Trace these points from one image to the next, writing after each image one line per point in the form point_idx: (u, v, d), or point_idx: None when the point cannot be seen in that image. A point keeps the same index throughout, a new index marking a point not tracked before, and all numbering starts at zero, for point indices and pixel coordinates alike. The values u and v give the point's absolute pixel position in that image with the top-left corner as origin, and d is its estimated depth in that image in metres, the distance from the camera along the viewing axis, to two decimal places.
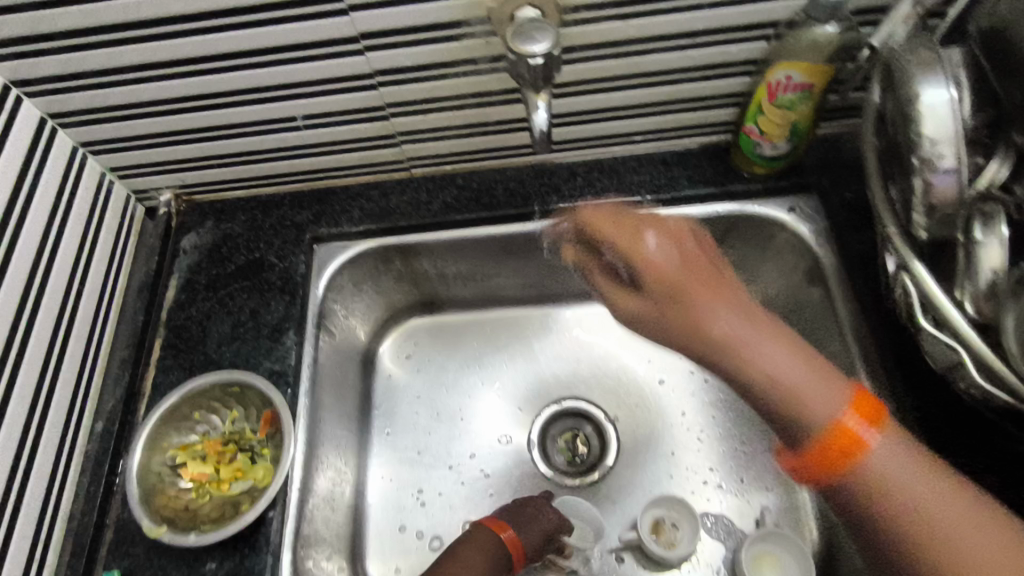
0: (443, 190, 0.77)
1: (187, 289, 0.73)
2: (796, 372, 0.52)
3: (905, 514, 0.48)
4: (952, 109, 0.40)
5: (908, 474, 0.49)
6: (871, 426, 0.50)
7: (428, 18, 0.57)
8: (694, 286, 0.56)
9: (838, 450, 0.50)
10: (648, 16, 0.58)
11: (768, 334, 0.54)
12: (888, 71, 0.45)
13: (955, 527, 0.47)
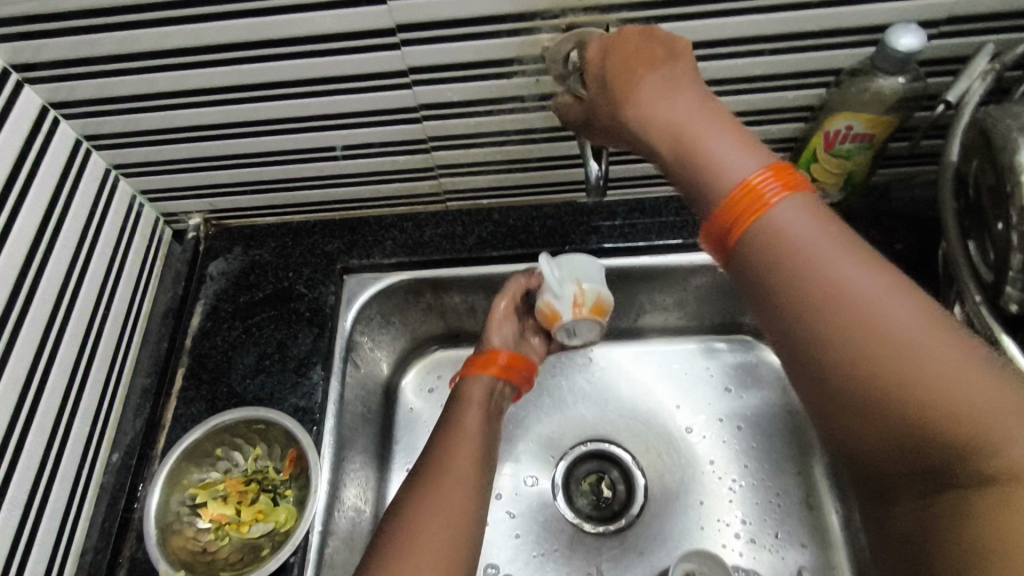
0: (478, 225, 0.75)
1: (213, 316, 0.71)
2: (721, 158, 0.44)
3: (848, 321, 0.39)
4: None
5: (861, 283, 0.39)
6: (780, 188, 0.42)
7: (479, 55, 0.56)
8: (623, 72, 0.49)
9: (737, 211, 0.43)
10: (706, 60, 0.56)
11: (694, 118, 0.45)
12: (981, 133, 0.42)
13: (924, 351, 0.37)
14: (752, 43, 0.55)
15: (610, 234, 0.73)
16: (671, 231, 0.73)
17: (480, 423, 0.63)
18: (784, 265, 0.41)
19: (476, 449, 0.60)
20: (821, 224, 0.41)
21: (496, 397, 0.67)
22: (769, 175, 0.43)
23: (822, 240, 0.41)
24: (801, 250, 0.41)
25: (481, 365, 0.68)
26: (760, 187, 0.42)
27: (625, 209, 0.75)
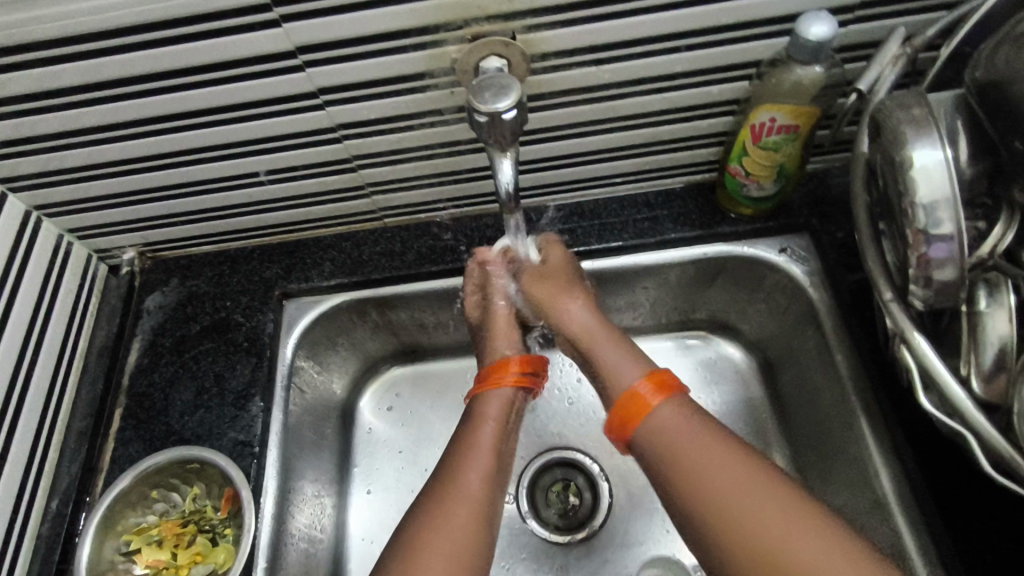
0: (417, 240, 0.73)
1: (150, 353, 0.70)
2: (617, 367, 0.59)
3: (752, 529, 0.47)
4: (945, 170, 0.37)
5: (738, 487, 0.49)
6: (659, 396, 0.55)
7: (388, 71, 0.54)
8: (552, 285, 0.64)
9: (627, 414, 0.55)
10: (621, 61, 0.54)
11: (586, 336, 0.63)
12: (877, 124, 0.42)
13: (821, 556, 0.45)
14: (667, 40, 0.53)
15: (552, 239, 0.70)
16: (612, 231, 0.70)
17: (496, 444, 0.59)
18: (681, 477, 0.51)
19: (493, 467, 0.57)
20: (695, 424, 0.53)
21: (515, 406, 0.63)
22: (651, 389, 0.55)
23: (710, 452, 0.51)
24: (694, 459, 0.51)
25: (490, 377, 0.63)
26: (647, 401, 0.55)
27: (565, 213, 0.72)
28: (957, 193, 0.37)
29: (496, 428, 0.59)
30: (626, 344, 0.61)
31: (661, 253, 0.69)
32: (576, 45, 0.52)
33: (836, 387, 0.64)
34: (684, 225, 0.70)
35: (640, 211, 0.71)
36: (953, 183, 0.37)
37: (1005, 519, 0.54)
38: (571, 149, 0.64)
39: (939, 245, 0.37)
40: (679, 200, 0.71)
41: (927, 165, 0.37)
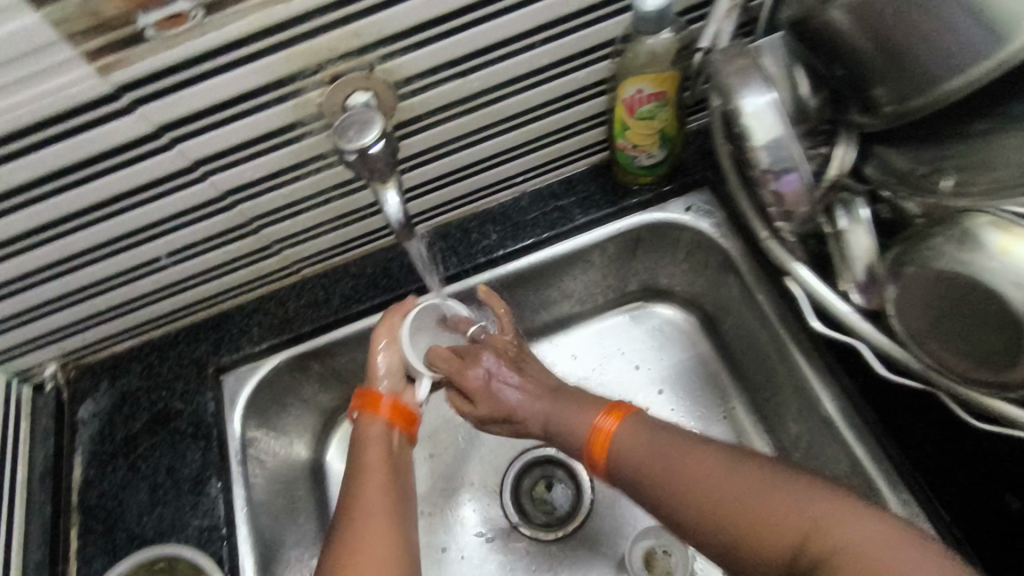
0: (339, 282, 0.73)
1: (95, 462, 0.68)
2: (564, 417, 0.62)
3: (726, 501, 0.51)
4: (772, 111, 0.41)
5: (705, 479, 0.53)
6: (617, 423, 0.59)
7: (259, 128, 0.54)
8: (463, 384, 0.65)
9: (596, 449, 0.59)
10: (484, 68, 0.55)
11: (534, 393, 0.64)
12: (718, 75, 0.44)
13: (764, 498, 0.50)
14: (521, 40, 0.54)
15: (468, 251, 0.71)
16: (525, 229, 0.71)
17: (388, 460, 0.61)
18: (652, 476, 0.55)
19: (393, 482, 0.60)
20: (654, 437, 0.57)
21: (399, 437, 0.64)
22: (606, 419, 0.60)
23: (677, 453, 0.55)
24: (658, 464, 0.55)
25: (366, 404, 0.63)
26: (606, 428, 0.59)
27: (476, 222, 0.73)
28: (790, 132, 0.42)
29: (385, 447, 0.62)
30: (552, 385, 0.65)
31: (578, 240, 0.71)
32: (435, 64, 0.53)
33: (766, 328, 0.66)
34: (592, 207, 0.71)
35: (546, 204, 0.72)
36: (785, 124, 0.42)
37: (937, 406, 0.56)
38: (463, 162, 0.65)
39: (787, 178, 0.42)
40: (581, 184, 0.73)
41: (754, 111, 0.42)
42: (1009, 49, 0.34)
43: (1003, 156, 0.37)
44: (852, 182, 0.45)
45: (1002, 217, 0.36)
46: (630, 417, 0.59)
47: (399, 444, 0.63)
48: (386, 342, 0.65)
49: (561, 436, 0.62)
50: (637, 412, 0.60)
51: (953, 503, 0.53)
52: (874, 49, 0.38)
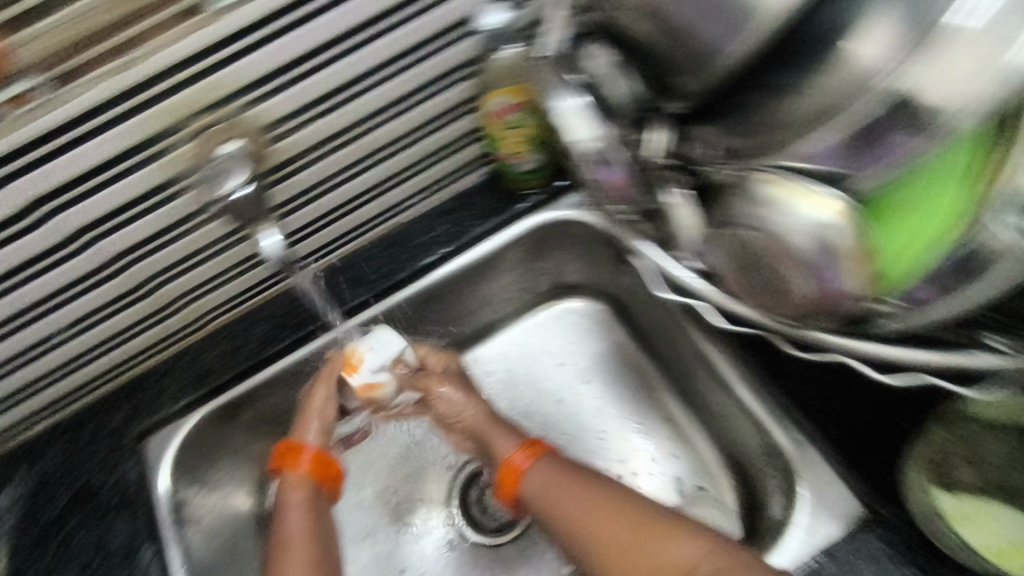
0: (251, 328, 0.72)
1: (19, 552, 0.65)
2: (492, 435, 0.70)
3: (620, 535, 0.58)
4: (590, 110, 0.44)
5: (606, 521, 0.59)
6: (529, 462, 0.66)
7: (133, 190, 0.53)
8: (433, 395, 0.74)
9: (507, 483, 0.67)
10: (350, 101, 0.57)
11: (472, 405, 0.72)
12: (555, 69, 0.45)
13: (660, 538, 0.56)
14: (380, 72, 0.57)
15: (373, 278, 0.73)
16: (426, 248, 0.74)
17: (313, 529, 0.64)
18: (551, 510, 0.62)
19: (316, 549, 0.63)
20: (560, 474, 0.64)
21: (319, 496, 0.68)
22: (523, 455, 0.67)
23: (576, 492, 0.62)
24: (558, 500, 0.62)
25: (288, 460, 0.69)
26: (520, 463, 0.67)
27: (377, 248, 0.74)
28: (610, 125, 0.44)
29: (309, 512, 0.65)
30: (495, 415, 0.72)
31: (474, 250, 0.74)
32: (300, 105, 0.55)
33: (668, 305, 0.70)
34: (486, 217, 0.74)
35: (442, 221, 0.75)
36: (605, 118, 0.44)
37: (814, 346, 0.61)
38: (351, 193, 0.66)
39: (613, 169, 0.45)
40: (473, 197, 0.75)
41: (577, 110, 0.44)
42: (774, 10, 0.34)
43: (777, 119, 0.36)
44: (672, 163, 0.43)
45: (774, 173, 0.35)
46: (542, 457, 0.66)
47: (320, 500, 0.67)
48: (327, 387, 0.70)
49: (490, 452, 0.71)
50: (549, 451, 0.67)
51: (837, 436, 0.57)
52: (659, 37, 0.38)
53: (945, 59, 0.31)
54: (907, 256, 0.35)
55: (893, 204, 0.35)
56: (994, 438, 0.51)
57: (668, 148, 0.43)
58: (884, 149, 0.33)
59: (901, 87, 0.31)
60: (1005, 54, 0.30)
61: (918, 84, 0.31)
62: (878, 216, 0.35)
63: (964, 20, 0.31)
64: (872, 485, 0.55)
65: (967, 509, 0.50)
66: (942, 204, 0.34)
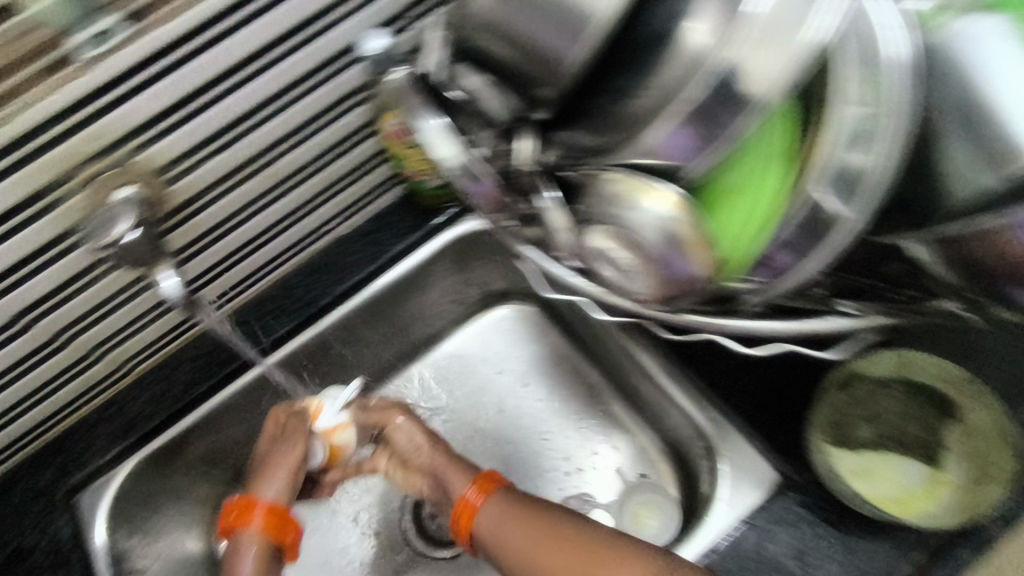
0: (176, 370, 0.72)
1: None
2: (445, 474, 0.67)
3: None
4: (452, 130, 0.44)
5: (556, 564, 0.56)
6: (482, 498, 0.63)
7: (22, 246, 0.50)
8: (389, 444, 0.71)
9: (461, 521, 0.64)
10: (244, 136, 0.57)
11: (429, 445, 0.69)
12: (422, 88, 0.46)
13: None
14: (270, 105, 0.57)
15: (295, 306, 0.74)
16: (347, 271, 0.75)
17: None
18: (503, 545, 0.59)
19: None
20: (514, 509, 0.61)
21: (274, 558, 0.61)
22: (475, 492, 0.64)
23: (529, 527, 0.59)
24: (511, 534, 0.59)
25: (243, 515, 0.62)
26: (473, 503, 0.63)
27: (298, 277, 0.74)
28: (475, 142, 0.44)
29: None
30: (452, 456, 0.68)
31: (396, 269, 0.75)
32: (193, 144, 0.54)
33: None
34: (403, 235, 0.76)
35: (360, 243, 0.76)
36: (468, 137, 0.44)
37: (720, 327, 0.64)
38: (262, 226, 0.65)
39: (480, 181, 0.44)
40: (388, 217, 0.76)
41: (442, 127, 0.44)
42: (605, 14, 0.36)
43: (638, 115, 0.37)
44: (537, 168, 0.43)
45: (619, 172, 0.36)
46: (496, 491, 0.64)
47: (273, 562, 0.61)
48: (297, 439, 0.66)
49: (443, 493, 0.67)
50: (504, 484, 0.64)
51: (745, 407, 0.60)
52: (509, 46, 0.39)
53: (744, 41, 0.32)
54: (746, 231, 0.36)
55: (722, 187, 0.36)
56: (890, 395, 0.55)
57: (534, 154, 0.43)
58: (712, 128, 0.33)
59: (711, 70, 0.33)
60: (796, 36, 0.32)
61: (728, 65, 0.32)
62: (708, 202, 0.36)
63: (756, 6, 0.33)
64: (779, 451, 0.58)
65: (872, 463, 0.53)
66: (764, 178, 0.36)
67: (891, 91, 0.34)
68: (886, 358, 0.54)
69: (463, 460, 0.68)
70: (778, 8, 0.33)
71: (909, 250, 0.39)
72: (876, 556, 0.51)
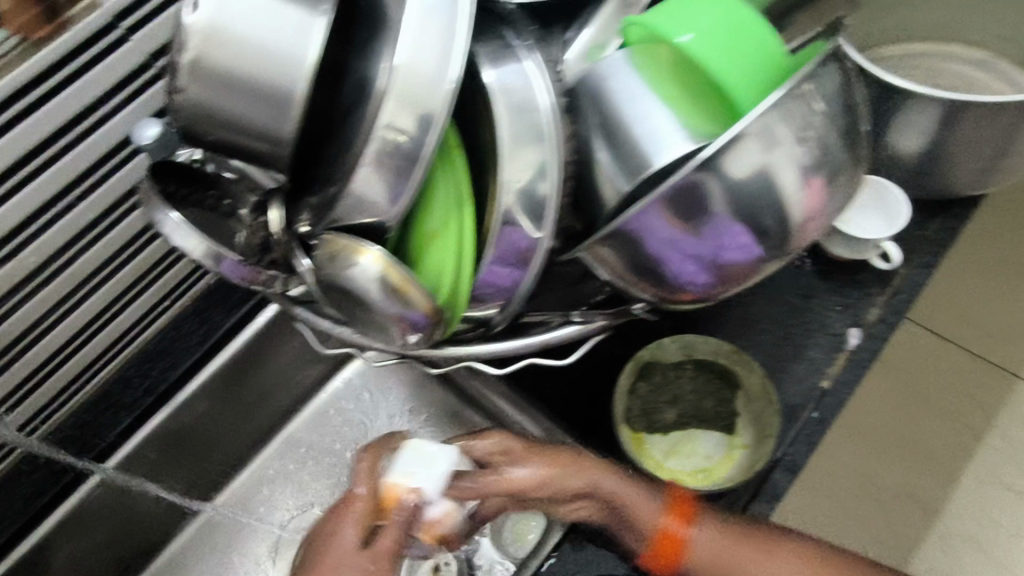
0: (13, 484, 0.67)
1: None
2: (631, 501, 0.52)
3: None
4: (195, 226, 0.44)
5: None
6: (684, 525, 0.52)
7: None
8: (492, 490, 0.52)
9: (664, 553, 0.53)
10: (36, 239, 0.57)
11: (546, 460, 0.52)
12: (163, 172, 0.46)
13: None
14: (54, 205, 0.57)
15: (133, 397, 0.73)
16: (184, 351, 0.75)
17: None
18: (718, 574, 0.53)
19: None
20: (722, 536, 0.53)
21: None
22: (675, 519, 0.52)
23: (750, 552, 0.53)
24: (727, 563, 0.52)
25: None
26: (675, 532, 0.52)
27: (133, 370, 0.73)
28: (224, 224, 0.47)
29: None
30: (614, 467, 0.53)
31: (233, 345, 0.74)
32: None
33: None
34: (235, 307, 0.76)
35: (194, 322, 0.75)
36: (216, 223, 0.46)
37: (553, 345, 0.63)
38: (80, 323, 0.65)
39: (228, 264, 0.43)
40: (219, 292, 0.77)
41: (178, 222, 0.42)
42: (304, 89, 0.39)
43: (338, 173, 0.41)
44: (287, 233, 0.46)
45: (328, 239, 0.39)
46: (694, 513, 0.53)
47: None
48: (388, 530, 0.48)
49: (630, 527, 0.52)
50: (696, 500, 0.54)
51: (570, 416, 0.61)
52: (224, 128, 0.41)
53: (397, 96, 0.35)
54: (446, 276, 0.39)
55: (427, 232, 0.40)
56: (682, 376, 0.59)
57: (281, 221, 0.45)
58: (400, 178, 0.37)
59: (380, 131, 0.36)
60: (441, 82, 0.35)
61: (383, 126, 0.36)
62: (419, 248, 0.40)
63: (396, 60, 0.36)
64: (607, 447, 0.60)
65: (678, 441, 0.59)
66: (451, 223, 0.39)
67: (539, 130, 0.37)
68: (671, 346, 0.59)
69: (618, 469, 0.53)
70: (416, 68, 0.36)
71: (587, 266, 0.40)
72: None
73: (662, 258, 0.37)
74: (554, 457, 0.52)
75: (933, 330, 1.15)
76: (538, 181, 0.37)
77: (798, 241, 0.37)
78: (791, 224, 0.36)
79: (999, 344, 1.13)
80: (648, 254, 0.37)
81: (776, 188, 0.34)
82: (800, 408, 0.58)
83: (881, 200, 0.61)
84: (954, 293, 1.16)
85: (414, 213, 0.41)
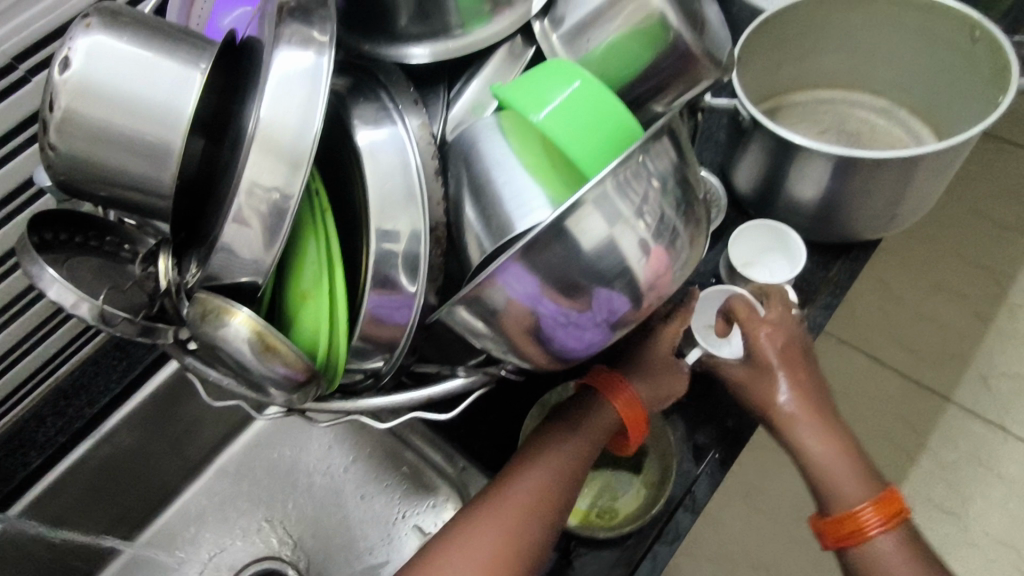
0: None
1: None
2: (847, 474, 0.51)
3: None
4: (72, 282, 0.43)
5: None
6: (883, 521, 0.49)
7: None
8: (761, 383, 0.54)
9: (841, 531, 0.50)
10: None
11: (808, 401, 0.55)
12: (55, 221, 0.47)
13: None
14: None
15: (45, 439, 0.70)
16: (101, 390, 0.73)
17: (547, 492, 0.48)
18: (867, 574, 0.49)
19: (533, 495, 0.48)
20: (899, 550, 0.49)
21: (580, 466, 0.50)
22: (881, 512, 0.49)
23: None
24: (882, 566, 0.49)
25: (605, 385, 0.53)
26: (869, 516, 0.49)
27: (48, 407, 0.72)
28: (122, 272, 0.49)
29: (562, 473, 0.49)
30: (857, 452, 0.53)
31: (150, 383, 0.72)
32: None
33: None
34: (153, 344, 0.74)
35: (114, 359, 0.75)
36: (112, 272, 0.48)
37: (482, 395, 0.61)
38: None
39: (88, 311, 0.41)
40: None
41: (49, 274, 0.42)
42: (181, 146, 0.40)
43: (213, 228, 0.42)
44: (175, 280, 0.46)
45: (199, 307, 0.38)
46: (897, 521, 0.50)
47: (576, 464, 0.50)
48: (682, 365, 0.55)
49: (829, 487, 0.52)
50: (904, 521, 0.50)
51: (486, 455, 0.60)
52: (101, 180, 0.41)
53: (260, 154, 0.36)
54: (323, 334, 0.40)
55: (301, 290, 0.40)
56: None
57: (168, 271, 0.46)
58: (270, 235, 0.37)
59: (246, 184, 0.36)
60: (305, 139, 0.36)
61: (247, 180, 0.36)
62: (296, 309, 0.41)
63: (259, 116, 0.36)
64: None
65: (592, 486, 0.58)
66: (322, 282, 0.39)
67: (407, 187, 0.38)
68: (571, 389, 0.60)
69: (840, 433, 0.54)
70: (280, 126, 0.36)
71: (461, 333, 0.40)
72: (596, 567, 0.54)
73: (552, 334, 0.38)
74: (817, 400, 0.55)
75: (868, 354, 1.17)
76: (412, 243, 0.38)
77: (652, 298, 0.38)
78: (642, 286, 0.37)
79: (930, 367, 1.15)
80: (521, 322, 0.37)
81: (624, 257, 0.36)
82: (705, 449, 0.58)
83: (785, 242, 0.63)
84: (883, 317, 1.20)
85: (291, 272, 0.41)
